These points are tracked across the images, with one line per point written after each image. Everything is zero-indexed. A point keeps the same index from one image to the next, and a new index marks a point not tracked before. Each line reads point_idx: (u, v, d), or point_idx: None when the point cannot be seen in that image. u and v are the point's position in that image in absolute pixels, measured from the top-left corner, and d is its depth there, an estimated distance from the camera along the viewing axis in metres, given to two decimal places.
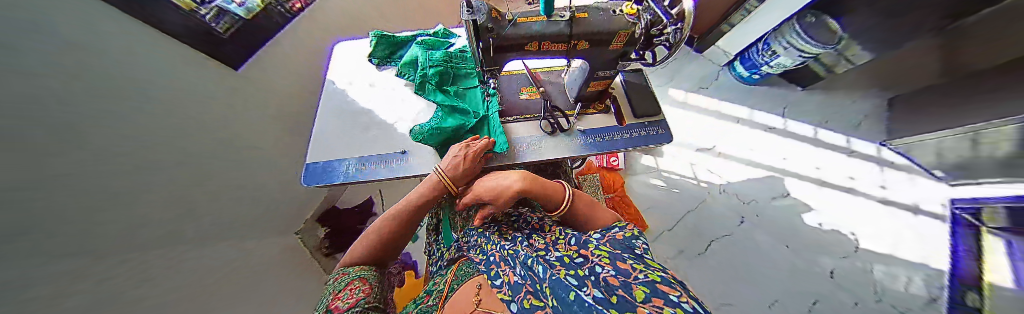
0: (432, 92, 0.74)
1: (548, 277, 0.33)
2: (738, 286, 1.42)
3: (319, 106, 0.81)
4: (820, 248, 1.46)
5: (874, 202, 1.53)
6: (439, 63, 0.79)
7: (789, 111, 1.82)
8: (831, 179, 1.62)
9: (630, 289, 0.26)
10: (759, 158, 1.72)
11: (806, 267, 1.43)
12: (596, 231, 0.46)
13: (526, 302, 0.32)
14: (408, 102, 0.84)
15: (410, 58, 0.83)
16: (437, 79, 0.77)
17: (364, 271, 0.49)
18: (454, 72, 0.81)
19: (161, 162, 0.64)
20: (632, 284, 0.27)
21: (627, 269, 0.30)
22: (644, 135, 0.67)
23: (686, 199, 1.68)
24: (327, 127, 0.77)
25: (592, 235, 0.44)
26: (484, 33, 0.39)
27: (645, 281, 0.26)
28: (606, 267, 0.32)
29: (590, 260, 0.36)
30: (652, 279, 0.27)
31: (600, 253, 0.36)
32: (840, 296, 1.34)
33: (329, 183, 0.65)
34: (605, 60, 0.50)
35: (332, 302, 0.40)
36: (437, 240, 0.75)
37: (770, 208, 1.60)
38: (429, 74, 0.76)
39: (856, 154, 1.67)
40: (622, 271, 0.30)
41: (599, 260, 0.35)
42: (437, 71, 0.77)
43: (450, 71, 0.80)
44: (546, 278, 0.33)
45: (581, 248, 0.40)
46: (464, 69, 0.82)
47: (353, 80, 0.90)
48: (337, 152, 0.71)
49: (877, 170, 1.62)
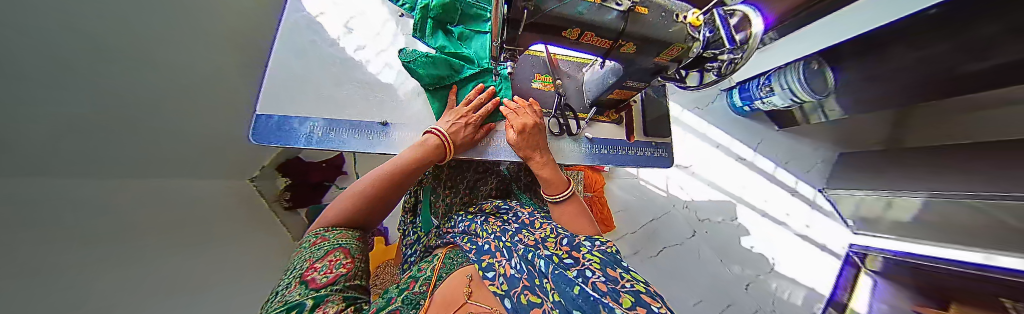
0: (433, 34, 0.68)
1: (550, 271, 0.30)
2: (673, 286, 1.62)
3: (279, 40, 0.63)
4: (745, 264, 1.70)
5: (796, 235, 1.78)
6: None
7: (762, 146, 1.94)
8: (773, 212, 1.83)
9: (617, 295, 0.21)
10: (722, 183, 1.87)
11: (730, 279, 1.67)
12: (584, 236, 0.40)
13: (522, 297, 0.27)
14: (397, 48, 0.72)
15: None
16: (438, 13, 0.67)
17: (347, 239, 0.39)
18: (462, 9, 0.71)
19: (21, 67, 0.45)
20: (620, 291, 0.22)
21: (616, 276, 0.26)
22: (648, 156, 0.64)
23: (653, 208, 1.80)
24: (288, 71, 0.60)
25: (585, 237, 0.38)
26: (519, 1, 0.29)
27: (629, 291, 0.22)
28: (597, 271, 0.28)
29: (580, 263, 0.31)
30: (637, 289, 0.22)
31: (591, 258, 0.31)
32: (748, 304, 1.61)
33: (285, 146, 0.53)
34: (641, 70, 0.44)
35: (304, 274, 0.30)
36: (413, 222, 0.69)
37: (719, 227, 1.79)
38: (431, 5, 0.67)
39: (797, 194, 1.87)
40: (612, 278, 0.25)
41: (590, 263, 0.30)
42: (440, 3, 0.66)
43: (458, 7, 0.69)
44: (547, 272, 0.30)
45: (573, 250, 0.35)
46: (473, 9, 0.72)
47: (327, 9, 0.70)
48: (298, 108, 0.57)
49: (808, 211, 1.84)
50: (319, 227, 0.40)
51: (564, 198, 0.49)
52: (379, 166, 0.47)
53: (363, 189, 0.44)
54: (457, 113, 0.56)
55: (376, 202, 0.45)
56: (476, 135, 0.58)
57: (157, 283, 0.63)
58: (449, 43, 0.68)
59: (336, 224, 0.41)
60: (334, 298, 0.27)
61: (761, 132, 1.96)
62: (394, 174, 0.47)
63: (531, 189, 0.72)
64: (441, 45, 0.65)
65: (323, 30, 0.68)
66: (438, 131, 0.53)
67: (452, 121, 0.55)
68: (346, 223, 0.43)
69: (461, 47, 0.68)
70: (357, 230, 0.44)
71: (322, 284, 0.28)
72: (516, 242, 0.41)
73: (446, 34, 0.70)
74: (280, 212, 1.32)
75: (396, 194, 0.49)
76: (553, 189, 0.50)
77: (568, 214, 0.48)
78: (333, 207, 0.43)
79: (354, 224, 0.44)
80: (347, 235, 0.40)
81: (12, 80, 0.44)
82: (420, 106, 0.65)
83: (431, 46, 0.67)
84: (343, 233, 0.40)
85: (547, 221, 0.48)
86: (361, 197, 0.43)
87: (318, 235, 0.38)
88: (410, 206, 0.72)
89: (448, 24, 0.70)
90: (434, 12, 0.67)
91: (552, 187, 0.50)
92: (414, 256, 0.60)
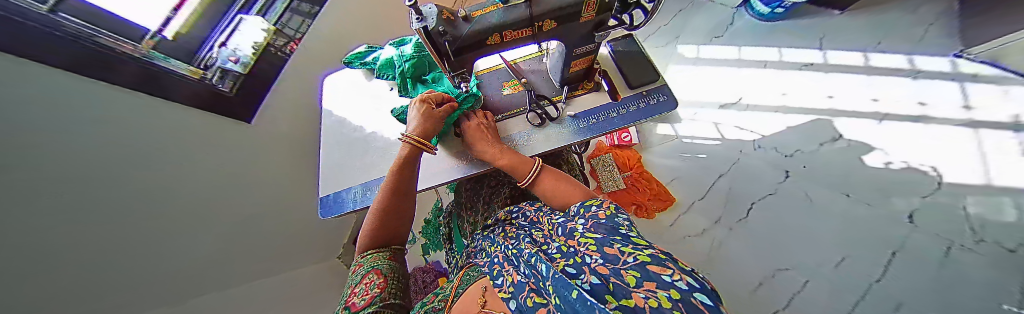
0: (413, 87, 0.84)
1: (549, 273, 0.30)
2: (786, 247, 1.28)
3: (323, 139, 0.84)
4: (890, 191, 1.22)
5: (960, 126, 1.21)
6: (412, 55, 0.82)
7: (827, 41, 1.55)
8: (898, 109, 1.34)
9: (620, 275, 0.22)
10: (794, 103, 1.51)
11: (874, 216, 1.21)
12: (575, 211, 0.40)
13: (528, 299, 0.28)
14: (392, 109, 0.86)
15: (384, 60, 0.89)
16: (412, 71, 0.83)
17: (378, 261, 0.46)
18: (431, 58, 0.84)
19: None
20: (621, 271, 0.23)
21: (615, 254, 0.26)
22: (645, 107, 0.60)
23: (714, 162, 1.54)
24: (331, 158, 0.80)
25: (577, 221, 0.38)
26: (438, 37, 0.37)
27: (635, 266, 0.22)
28: (594, 255, 0.28)
29: (578, 250, 0.32)
30: (641, 261, 0.23)
31: (586, 241, 0.31)
32: (922, 242, 1.11)
33: (341, 212, 0.69)
34: (582, 36, 0.46)
35: (347, 303, 0.37)
36: (450, 247, 0.77)
37: (820, 155, 1.38)
38: (406, 68, 0.83)
39: (922, 75, 1.36)
40: (610, 258, 0.26)
41: (586, 248, 0.30)
42: (412, 63, 0.82)
43: (426, 59, 0.83)
44: (546, 273, 0.30)
45: (569, 239, 0.35)
46: None
47: (343, 104, 0.91)
48: (342, 182, 0.74)
49: (959, 88, 1.27)
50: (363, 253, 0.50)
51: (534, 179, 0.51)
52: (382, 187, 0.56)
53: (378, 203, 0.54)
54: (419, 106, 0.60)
55: (388, 212, 0.53)
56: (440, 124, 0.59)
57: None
58: (428, 88, 0.83)
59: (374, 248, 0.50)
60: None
61: (815, 25, 1.60)
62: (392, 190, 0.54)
63: None
64: (421, 94, 0.82)
65: (349, 120, 0.87)
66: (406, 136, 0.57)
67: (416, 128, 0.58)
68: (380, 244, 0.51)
69: (437, 87, 0.82)
70: (389, 249, 0.51)
71: (360, 307, 0.35)
72: (522, 247, 0.42)
73: (424, 83, 0.85)
74: None
75: (407, 202, 0.56)
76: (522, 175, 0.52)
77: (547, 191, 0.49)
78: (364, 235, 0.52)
79: (386, 243, 0.52)
80: (379, 257, 0.48)
81: None
82: None
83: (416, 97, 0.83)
84: (375, 255, 0.48)
85: (545, 211, 0.47)
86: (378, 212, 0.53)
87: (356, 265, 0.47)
88: (446, 236, 0.80)
89: (424, 74, 0.86)
90: (410, 72, 0.83)
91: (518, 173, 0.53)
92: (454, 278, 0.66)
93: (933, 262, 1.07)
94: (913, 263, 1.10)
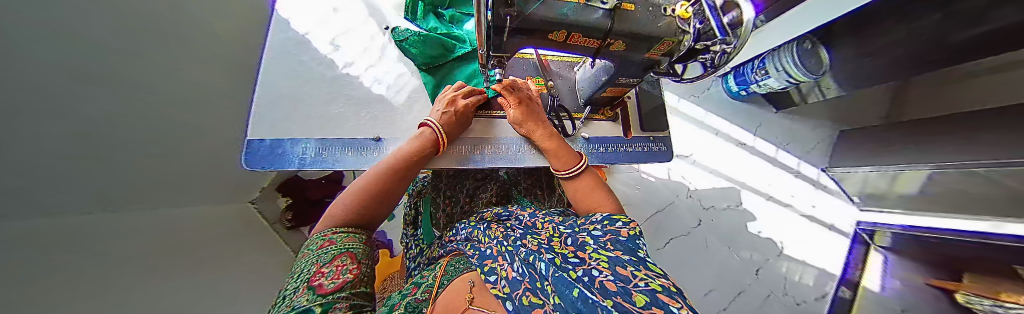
0: (425, 18, 0.82)
1: (551, 273, 0.27)
2: (685, 278, 1.60)
3: (263, 64, 0.66)
4: (753, 249, 1.68)
5: (800, 216, 1.76)
6: None
7: (761, 129, 1.92)
8: (777, 195, 1.80)
9: (629, 296, 0.17)
10: (726, 170, 1.85)
11: (737, 265, 1.65)
12: (591, 224, 0.38)
13: (525, 299, 0.25)
14: (383, 62, 0.81)
15: None
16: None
17: (352, 243, 0.37)
18: None
19: (28, 115, 0.44)
20: (632, 291, 0.17)
21: (628, 275, 0.21)
22: (647, 151, 0.72)
23: (656, 199, 1.79)
24: (279, 94, 0.63)
25: (591, 233, 0.35)
26: (503, 9, 0.33)
27: (644, 290, 0.17)
28: (604, 271, 0.23)
29: (586, 263, 0.27)
30: (653, 288, 0.17)
31: (597, 257, 0.27)
32: (755, 289, 1.60)
33: (279, 168, 0.56)
34: (638, 68, 0.51)
35: (310, 279, 0.28)
36: (415, 235, 0.71)
37: (723, 214, 1.77)
38: None
39: (799, 176, 1.84)
40: (621, 277, 0.21)
41: (596, 263, 0.26)
42: None
43: None
44: (548, 274, 0.27)
45: (578, 250, 0.32)
46: None
47: (309, 28, 0.75)
48: (290, 130, 0.60)
49: (812, 191, 1.81)
50: (325, 229, 0.39)
51: (576, 173, 0.52)
52: (386, 156, 0.52)
53: (368, 180, 0.46)
54: (446, 103, 0.63)
55: (379, 194, 0.46)
56: (461, 123, 0.65)
57: (188, 302, 0.66)
58: (440, 24, 0.82)
59: (341, 224, 0.40)
60: (341, 306, 0.25)
61: (758, 114, 1.94)
62: (398, 163, 0.51)
63: (530, 193, 0.72)
64: (433, 26, 0.79)
65: (312, 48, 0.72)
66: (431, 123, 0.60)
67: (441, 110, 0.62)
68: (350, 220, 0.41)
69: (452, 27, 0.82)
70: (364, 233, 0.42)
71: (329, 291, 0.26)
72: (520, 246, 0.38)
73: (436, 17, 0.84)
74: (282, 231, 1.29)
75: (400, 188, 0.50)
76: (564, 163, 0.55)
77: (581, 187, 0.51)
78: (338, 201, 0.43)
79: (359, 223, 0.43)
80: (354, 238, 0.39)
81: (15, 125, 0.42)
82: (415, 121, 0.70)
83: (425, 25, 0.81)
84: (349, 235, 0.39)
85: (550, 221, 0.47)
86: (366, 188, 0.45)
87: (325, 238, 0.36)
88: (411, 220, 0.75)
89: (439, 8, 0.85)
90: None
91: (561, 163, 0.55)
92: (419, 268, 0.61)
93: (757, 302, 1.57)
94: (746, 301, 1.56)
